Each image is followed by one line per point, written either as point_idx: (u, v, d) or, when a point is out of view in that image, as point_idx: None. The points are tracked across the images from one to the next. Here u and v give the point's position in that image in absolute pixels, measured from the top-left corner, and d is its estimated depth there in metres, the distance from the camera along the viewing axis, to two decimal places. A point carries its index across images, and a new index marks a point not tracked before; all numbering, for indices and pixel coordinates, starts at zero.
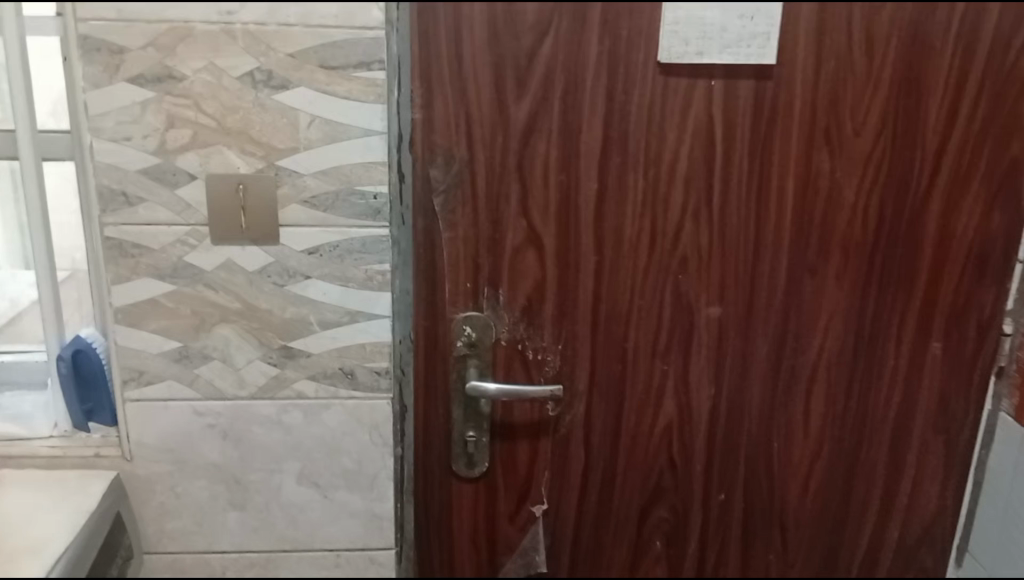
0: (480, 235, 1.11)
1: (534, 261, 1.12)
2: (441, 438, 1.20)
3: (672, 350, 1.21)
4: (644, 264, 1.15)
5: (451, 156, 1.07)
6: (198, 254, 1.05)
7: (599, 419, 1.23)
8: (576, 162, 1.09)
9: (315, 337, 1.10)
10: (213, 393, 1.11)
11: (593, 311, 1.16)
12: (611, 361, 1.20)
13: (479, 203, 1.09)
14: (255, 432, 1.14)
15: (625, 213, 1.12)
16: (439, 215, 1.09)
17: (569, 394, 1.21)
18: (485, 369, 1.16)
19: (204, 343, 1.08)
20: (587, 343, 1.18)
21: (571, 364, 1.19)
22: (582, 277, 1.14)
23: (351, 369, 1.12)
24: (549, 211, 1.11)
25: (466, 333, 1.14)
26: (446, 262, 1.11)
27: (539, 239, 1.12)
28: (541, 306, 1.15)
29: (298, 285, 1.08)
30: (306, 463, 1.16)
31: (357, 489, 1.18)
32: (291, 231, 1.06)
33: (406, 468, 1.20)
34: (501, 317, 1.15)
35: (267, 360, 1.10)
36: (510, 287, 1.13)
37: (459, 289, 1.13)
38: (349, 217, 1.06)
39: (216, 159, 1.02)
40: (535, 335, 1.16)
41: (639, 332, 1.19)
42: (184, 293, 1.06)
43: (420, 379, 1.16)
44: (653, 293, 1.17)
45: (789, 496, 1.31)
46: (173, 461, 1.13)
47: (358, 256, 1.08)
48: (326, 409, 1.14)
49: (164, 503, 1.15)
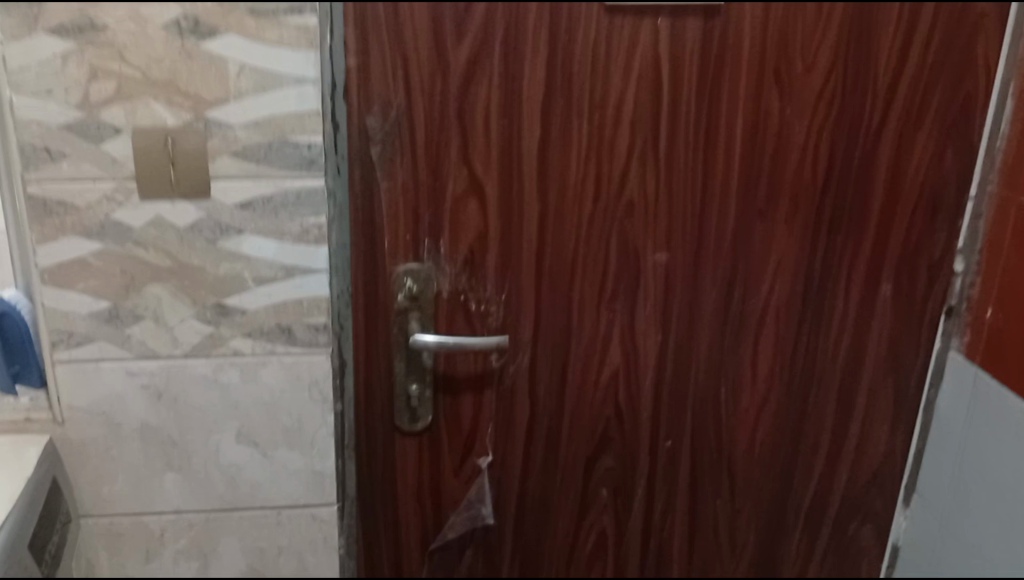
0: (421, 186, 1.07)
1: (476, 211, 1.09)
2: (383, 392, 1.18)
3: (620, 298, 1.19)
4: (589, 212, 1.12)
5: (389, 104, 1.03)
6: (125, 211, 1.00)
7: (546, 371, 1.21)
8: (519, 107, 1.06)
9: (250, 293, 1.08)
10: (146, 353, 1.08)
11: (539, 260, 1.14)
12: (557, 310, 1.17)
13: (418, 153, 1.05)
14: (190, 392, 1.11)
15: (570, 159, 1.09)
16: (377, 166, 1.05)
17: (514, 345, 1.18)
18: (427, 322, 1.14)
19: (135, 302, 1.05)
20: (532, 294, 1.16)
21: (515, 315, 1.16)
22: (526, 226, 1.11)
23: (288, 326, 1.11)
24: (491, 159, 1.07)
25: (407, 286, 1.11)
26: (384, 215, 1.08)
27: (482, 188, 1.08)
28: (484, 258, 1.12)
29: (230, 240, 1.05)
30: (245, 422, 1.15)
31: (298, 446, 1.18)
32: (221, 185, 1.02)
33: (348, 423, 1.19)
34: (442, 269, 1.12)
35: (201, 319, 1.08)
36: (452, 239, 1.10)
37: (399, 242, 1.10)
38: (283, 169, 1.03)
39: (142, 112, 0.97)
40: (479, 286, 1.14)
41: (584, 281, 1.16)
42: (112, 251, 1.02)
43: (361, 334, 1.14)
44: (596, 237, 1.14)
45: (737, 441, 1.31)
46: (108, 424, 1.11)
47: (292, 209, 1.05)
48: (263, 366, 1.12)
49: (99, 467, 1.13)
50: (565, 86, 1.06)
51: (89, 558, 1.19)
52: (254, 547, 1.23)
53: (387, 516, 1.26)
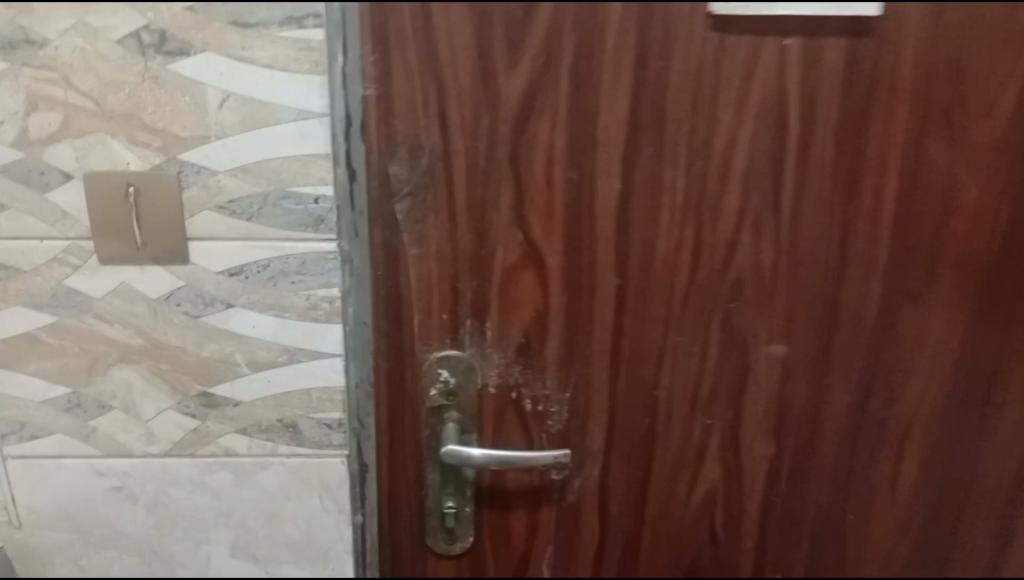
0: (460, 252, 0.82)
1: (535, 285, 0.84)
2: (413, 506, 0.93)
3: (719, 396, 0.92)
4: (684, 289, 0.86)
5: (419, 147, 0.78)
6: (83, 278, 0.79)
7: (622, 484, 0.95)
8: (592, 154, 0.80)
9: (244, 380, 0.85)
10: (116, 450, 0.86)
11: (615, 348, 0.88)
12: (639, 413, 0.91)
13: (457, 210, 0.80)
14: (174, 497, 0.89)
15: (659, 222, 0.83)
16: (402, 225, 0.81)
17: (580, 455, 0.93)
18: (467, 422, 0.89)
19: (99, 389, 0.83)
20: (607, 390, 0.90)
21: (582, 417, 0.91)
22: (600, 306, 0.86)
23: (293, 421, 0.87)
24: (554, 220, 0.82)
25: (441, 379, 0.86)
26: (413, 287, 0.83)
27: (541, 257, 0.83)
28: (542, 345, 0.86)
29: (217, 315, 0.82)
30: (241, 533, 0.92)
31: (307, 563, 0.95)
32: (204, 247, 0.79)
33: (370, 539, 0.94)
34: (487, 358, 0.87)
35: (183, 411, 0.85)
36: (501, 319, 0.85)
37: (432, 321, 0.84)
38: (282, 228, 0.80)
39: (97, 152, 0.75)
40: (536, 381, 0.88)
41: (674, 377, 0.91)
42: (69, 326, 0.80)
43: (384, 436, 0.89)
44: (693, 333, 0.89)
45: (865, 574, 1.04)
46: (75, 532, 0.89)
47: (295, 278, 0.82)
48: (262, 469, 0.89)
49: (66, 577, 0.91)
50: (655, 127, 0.79)
51: None
52: None
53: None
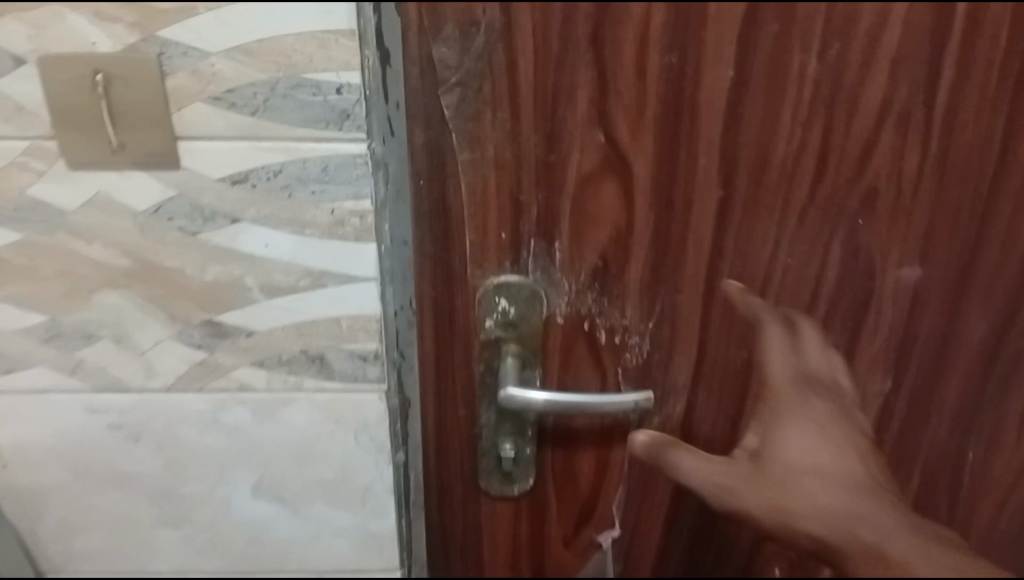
0: (524, 156, 0.65)
1: (617, 198, 0.67)
2: (464, 448, 0.79)
3: (832, 326, 0.76)
4: (803, 199, 0.68)
5: (473, 21, 0.60)
6: (49, 187, 0.63)
7: (708, 422, 0.80)
8: (699, 31, 0.60)
9: (257, 307, 0.70)
10: (110, 384, 0.72)
11: (713, 270, 0.71)
12: (734, 344, 0.75)
13: (522, 104, 0.63)
14: (184, 435, 0.76)
15: (780, 119, 0.64)
16: (451, 123, 0.64)
17: (661, 393, 0.78)
18: (529, 356, 0.73)
19: (83, 317, 0.68)
20: (698, 320, 0.74)
21: (667, 350, 0.75)
22: (697, 222, 0.68)
23: (318, 353, 0.73)
24: (646, 117, 0.64)
25: (499, 308, 0.71)
26: (463, 198, 0.67)
27: (626, 163, 0.66)
28: (622, 268, 0.71)
29: (221, 232, 0.66)
30: (264, 473, 0.79)
31: (342, 503, 0.82)
32: (200, 149, 0.63)
33: (414, 481, 0.81)
34: (555, 283, 0.71)
35: (187, 341, 0.71)
36: (574, 238, 0.69)
37: (487, 241, 0.69)
38: (297, 125, 0.62)
39: (52, 27, 0.57)
40: (612, 309, 0.73)
41: (781, 305, 0.74)
42: (38, 245, 0.65)
43: (429, 370, 0.75)
44: (809, 247, 0.71)
45: (976, 522, 0.89)
46: (72, 471, 0.77)
47: (315, 187, 0.65)
48: (285, 405, 0.75)
49: (67, 518, 0.80)
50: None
51: None
52: None
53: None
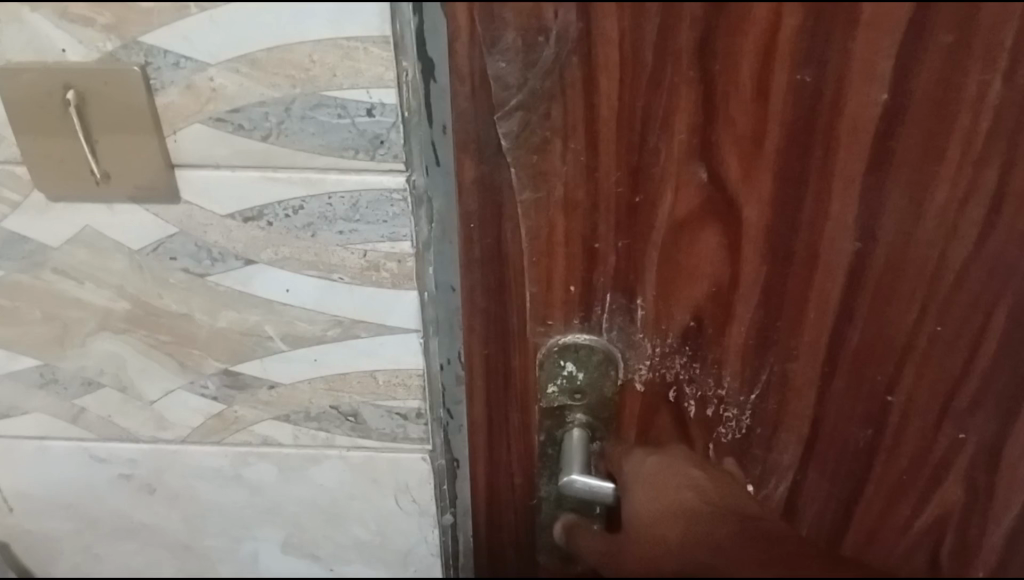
0: (602, 195, 0.52)
1: (719, 248, 0.54)
2: (523, 516, 0.68)
3: (981, 404, 0.61)
4: (962, 257, 0.54)
5: (543, 27, 0.46)
6: (28, 221, 0.52)
7: (815, 503, 0.68)
8: (845, 44, 0.46)
9: (280, 358, 0.59)
10: (116, 434, 0.63)
11: (837, 335, 0.58)
12: (856, 421, 0.63)
13: (601, 133, 0.50)
14: (201, 489, 0.66)
15: (940, 151, 0.50)
16: (510, 155, 0.51)
17: (759, 471, 0.66)
18: (599, 425, 0.63)
19: (79, 362, 0.59)
20: (815, 391, 0.61)
21: (772, 424, 0.63)
22: (820, 277, 0.55)
23: (352, 409, 0.61)
24: (764, 149, 0.50)
25: (564, 374, 0.59)
26: (524, 245, 0.54)
27: (732, 207, 0.52)
28: (722, 329, 0.58)
29: (232, 274, 0.55)
30: (295, 531, 0.69)
31: (382, 563, 0.71)
32: (201, 180, 0.51)
33: (461, 547, 0.70)
34: (632, 347, 0.59)
35: (200, 392, 0.60)
36: (662, 292, 0.56)
37: (553, 293, 0.56)
38: (319, 154, 0.50)
39: (11, 31, 0.46)
40: (706, 377, 0.60)
41: (920, 379, 0.60)
42: (22, 285, 0.55)
43: (480, 432, 0.63)
44: (959, 322, 0.57)
45: None
46: (81, 521, 0.68)
47: (343, 226, 0.53)
48: (315, 463, 0.64)
49: (80, 567, 0.72)
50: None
51: None
52: None
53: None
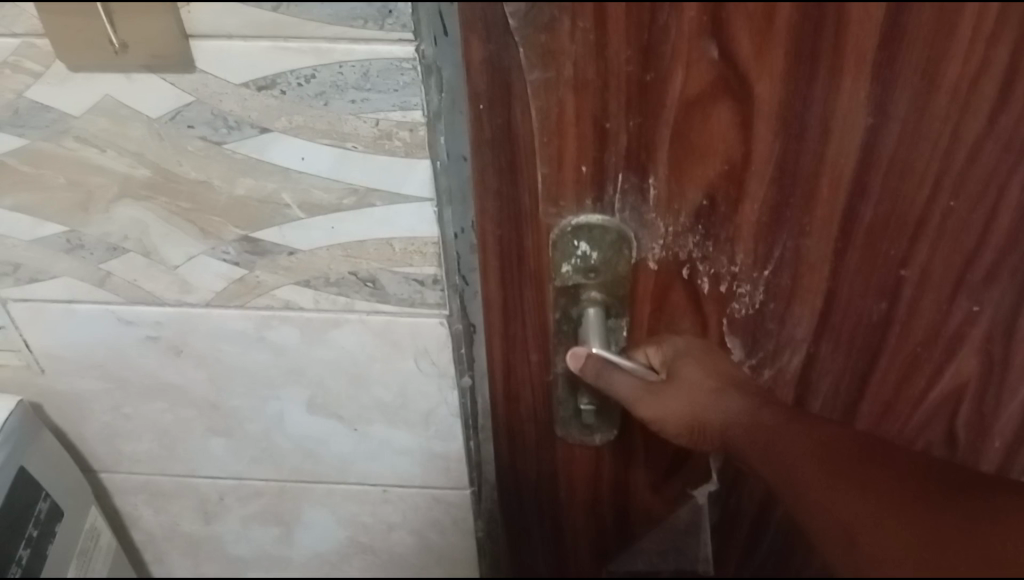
0: (612, 77, 0.52)
1: (731, 124, 0.54)
2: (538, 393, 0.70)
3: (999, 277, 0.62)
4: (981, 130, 0.53)
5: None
6: (48, 89, 0.53)
7: (829, 375, 0.70)
8: None
9: (298, 225, 0.61)
10: (142, 298, 0.65)
11: (850, 212, 0.58)
12: (871, 296, 0.63)
13: (609, 10, 0.49)
14: (226, 351, 0.69)
15: (954, 20, 0.48)
16: (517, 34, 0.50)
17: (774, 345, 0.68)
18: (613, 304, 0.64)
19: (104, 228, 0.61)
20: (828, 269, 0.61)
21: (785, 300, 0.64)
22: (836, 154, 0.55)
23: (370, 276, 0.64)
24: (778, 21, 0.49)
25: (578, 253, 0.60)
26: (535, 125, 0.54)
27: (744, 86, 0.52)
28: (735, 204, 0.58)
29: (249, 143, 0.56)
30: (318, 392, 0.72)
31: (403, 424, 0.75)
32: (214, 48, 0.51)
33: (484, 416, 0.73)
34: (647, 224, 0.60)
35: (222, 258, 0.63)
36: (674, 172, 0.56)
37: (565, 174, 0.57)
38: (329, 25, 0.50)
39: None
40: (720, 255, 0.61)
41: (935, 254, 0.60)
42: (45, 152, 0.57)
43: (495, 305, 0.65)
44: (977, 196, 0.57)
45: None
46: (111, 380, 0.71)
47: (355, 96, 0.54)
48: (335, 327, 0.67)
49: (111, 425, 0.75)
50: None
51: (129, 516, 0.85)
52: (353, 521, 0.85)
53: (518, 522, 0.83)
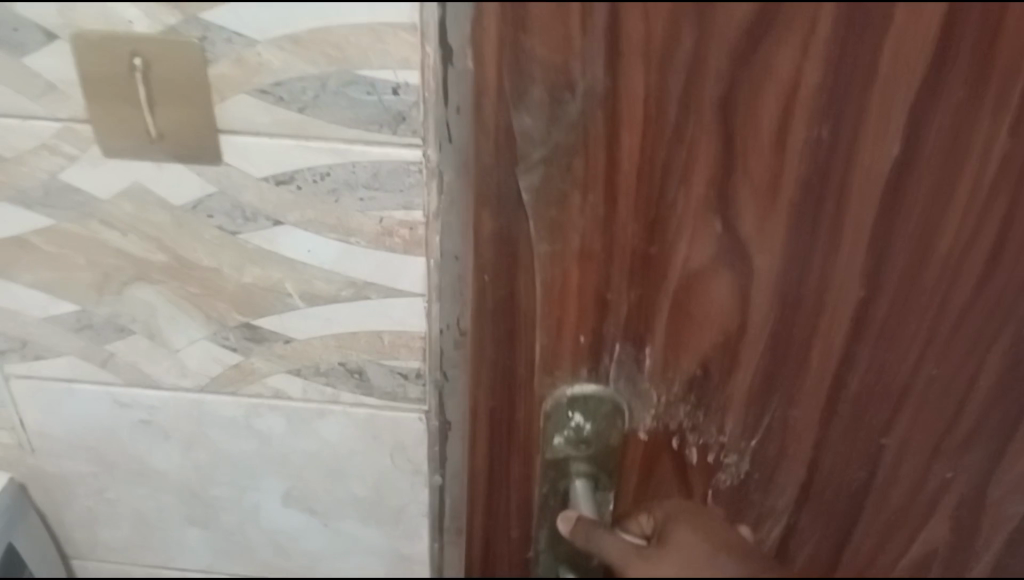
0: (617, 248, 0.59)
1: (728, 298, 0.61)
2: (518, 521, 0.74)
3: (972, 446, 0.72)
4: (960, 319, 0.63)
5: (569, 82, 0.52)
6: (83, 173, 0.59)
7: (809, 542, 0.79)
8: (859, 102, 0.53)
9: (297, 315, 0.65)
10: (140, 380, 0.69)
11: (841, 384, 0.67)
12: (854, 466, 0.73)
13: (620, 183, 0.56)
14: (214, 437, 0.72)
15: (946, 196, 0.57)
16: (530, 208, 0.57)
17: (761, 511, 0.76)
18: (600, 473, 0.70)
19: (113, 309, 0.65)
20: (813, 440, 0.71)
21: (771, 469, 0.73)
22: (828, 328, 0.63)
23: (358, 366, 0.68)
24: (777, 203, 0.57)
25: (572, 424, 0.67)
26: (539, 291, 0.61)
27: (740, 259, 0.59)
28: (725, 378, 0.66)
29: (262, 233, 0.61)
30: (296, 485, 0.75)
31: (375, 520, 0.77)
32: (241, 143, 0.57)
33: (473, 549, 0.76)
34: (637, 399, 0.67)
35: (221, 343, 0.66)
36: (671, 346, 0.64)
37: (563, 344, 0.63)
38: (347, 127, 0.57)
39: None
40: (708, 424, 0.69)
41: (912, 429, 0.70)
42: (69, 232, 0.61)
43: (481, 423, 0.68)
44: (958, 369, 0.67)
45: None
46: (97, 464, 0.74)
47: (364, 193, 0.60)
48: (320, 417, 0.71)
49: (92, 509, 0.77)
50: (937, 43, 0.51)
51: None
52: None
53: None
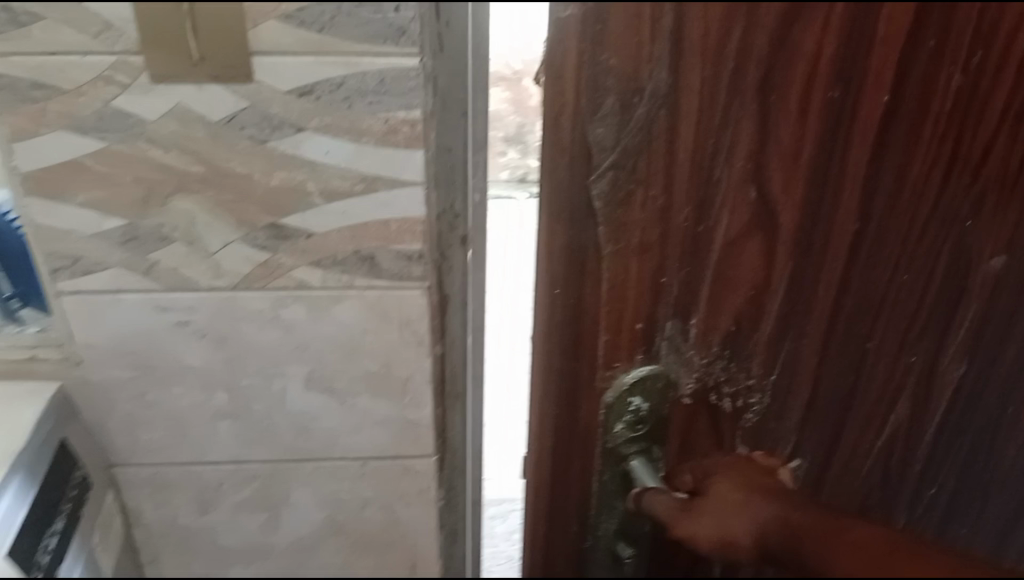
0: (671, 233, 0.70)
1: (759, 257, 0.72)
2: (580, 493, 0.90)
3: (937, 327, 0.79)
4: (930, 210, 0.70)
5: (636, 91, 0.63)
6: (132, 98, 0.69)
7: (810, 448, 0.87)
8: (865, 61, 0.62)
9: (317, 211, 0.77)
10: (180, 284, 0.79)
11: (836, 303, 0.76)
12: (845, 370, 0.81)
13: (676, 169, 0.67)
14: (244, 330, 0.83)
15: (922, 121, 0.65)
16: (600, 215, 0.69)
17: (774, 438, 0.86)
18: (653, 444, 0.85)
19: (157, 221, 0.75)
20: (814, 361, 0.80)
21: (781, 403, 0.83)
22: (827, 257, 0.72)
23: (369, 254, 0.80)
24: (799, 163, 0.67)
25: (631, 407, 0.82)
26: (604, 278, 0.73)
27: (773, 219, 0.70)
28: (753, 334, 0.78)
29: (287, 140, 0.72)
30: (317, 367, 0.87)
31: (385, 393, 0.90)
32: (268, 62, 0.68)
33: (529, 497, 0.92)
34: (680, 376, 0.81)
35: (252, 244, 0.78)
36: (710, 306, 0.75)
37: (622, 335, 0.77)
38: (358, 42, 0.68)
39: None
40: (738, 375, 0.81)
41: (887, 325, 0.78)
42: (119, 153, 0.71)
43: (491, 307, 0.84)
44: (920, 267, 0.74)
45: None
46: (138, 368, 0.84)
47: (372, 99, 0.71)
48: (337, 302, 0.83)
49: (132, 414, 0.88)
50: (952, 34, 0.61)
51: (131, 509, 0.96)
52: (333, 500, 0.98)
53: (474, 494, 0.99)
